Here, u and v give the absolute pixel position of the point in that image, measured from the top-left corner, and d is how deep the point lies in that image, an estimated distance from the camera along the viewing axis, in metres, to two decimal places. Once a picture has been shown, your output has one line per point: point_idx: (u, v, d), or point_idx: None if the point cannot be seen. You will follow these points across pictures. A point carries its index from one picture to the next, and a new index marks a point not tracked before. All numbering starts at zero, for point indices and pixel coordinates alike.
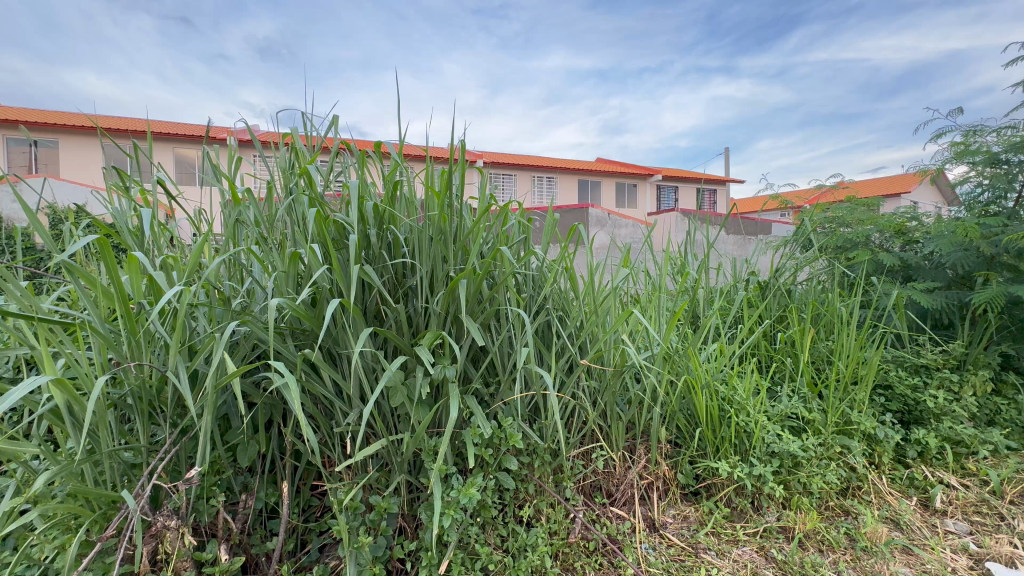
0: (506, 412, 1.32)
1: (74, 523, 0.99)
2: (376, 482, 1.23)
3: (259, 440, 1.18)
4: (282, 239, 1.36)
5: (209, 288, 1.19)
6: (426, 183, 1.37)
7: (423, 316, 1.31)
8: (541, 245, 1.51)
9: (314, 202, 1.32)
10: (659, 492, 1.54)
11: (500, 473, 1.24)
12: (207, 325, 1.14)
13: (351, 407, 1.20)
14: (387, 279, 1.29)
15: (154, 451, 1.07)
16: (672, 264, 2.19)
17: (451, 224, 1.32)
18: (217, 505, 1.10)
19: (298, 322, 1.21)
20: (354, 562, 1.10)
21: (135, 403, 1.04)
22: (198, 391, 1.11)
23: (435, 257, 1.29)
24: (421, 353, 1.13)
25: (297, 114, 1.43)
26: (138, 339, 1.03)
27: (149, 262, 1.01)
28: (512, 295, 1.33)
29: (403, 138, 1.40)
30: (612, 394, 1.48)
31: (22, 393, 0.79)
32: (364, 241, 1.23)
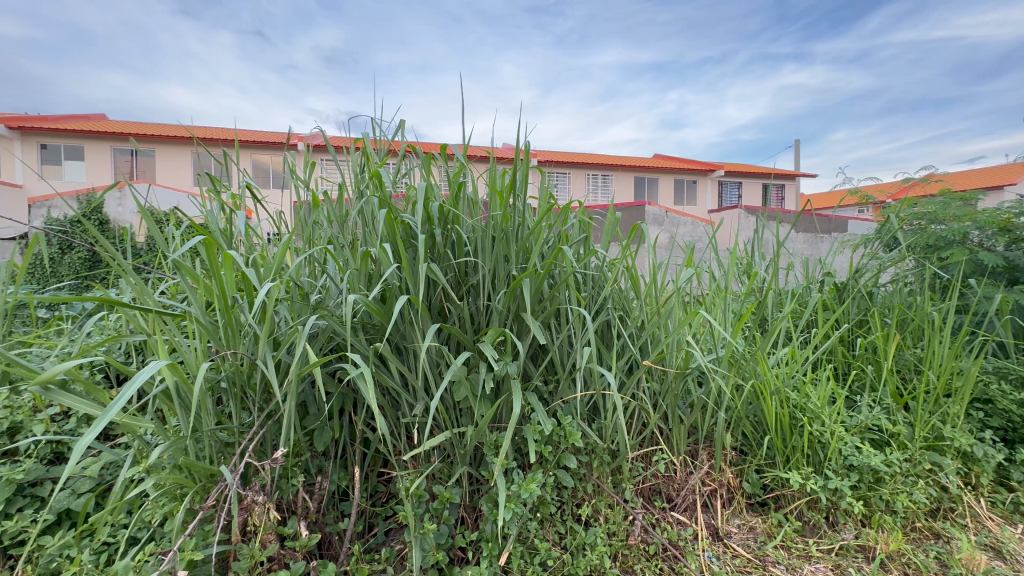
0: (566, 410, 1.33)
1: (180, 493, 1.11)
2: (440, 473, 1.28)
3: (333, 427, 1.26)
4: (354, 239, 1.45)
5: (290, 284, 1.29)
6: (489, 183, 1.40)
7: (485, 313, 1.34)
8: (601, 244, 1.50)
9: (384, 202, 1.39)
10: (723, 500, 1.49)
11: (559, 471, 1.25)
12: (290, 319, 1.24)
13: (416, 399, 1.26)
14: (451, 277, 1.33)
15: (245, 431, 1.17)
16: (739, 263, 2.10)
17: (513, 223, 1.35)
18: (297, 485, 1.19)
19: (369, 317, 1.28)
20: (420, 547, 1.15)
21: (229, 388, 1.15)
22: (282, 378, 1.20)
23: (498, 256, 1.32)
24: (484, 349, 1.16)
25: (369, 120, 1.50)
26: (232, 330, 1.14)
27: (243, 261, 1.12)
28: (573, 294, 1.34)
29: (467, 141, 1.44)
30: (674, 398, 1.45)
31: (147, 372, 0.91)
32: (431, 240, 1.28)
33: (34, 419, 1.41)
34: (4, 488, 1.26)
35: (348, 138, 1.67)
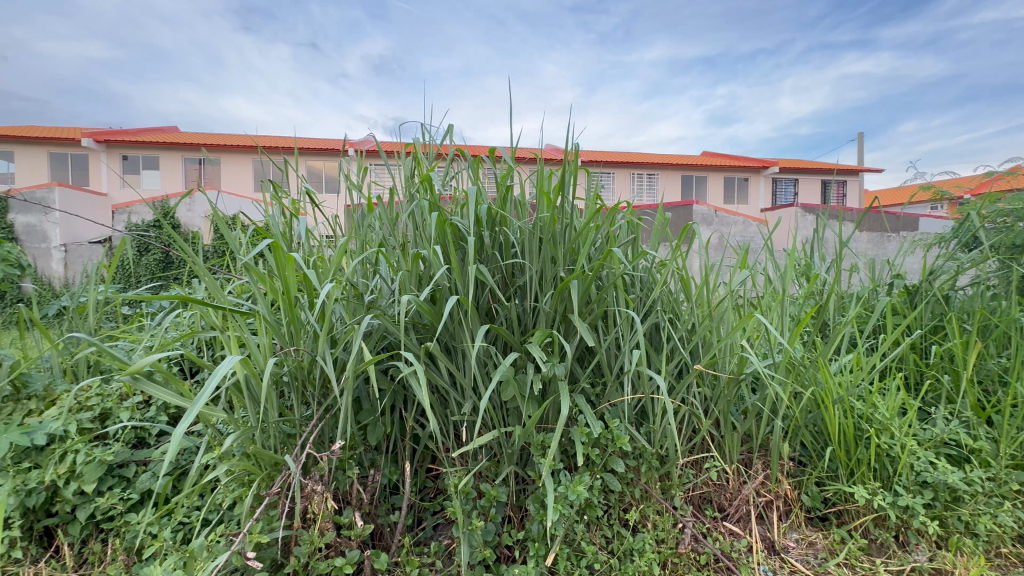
0: (614, 413, 1.32)
1: (247, 479, 1.19)
2: (487, 471, 1.30)
3: (385, 422, 1.30)
4: (405, 241, 1.49)
5: (346, 284, 1.35)
6: (537, 185, 1.41)
7: (532, 314, 1.35)
8: (650, 245, 1.47)
9: (434, 205, 1.43)
10: (779, 512, 1.42)
11: (607, 474, 1.24)
12: (346, 317, 1.30)
13: (464, 398, 1.28)
14: (498, 278, 1.35)
15: (305, 424, 1.24)
16: (797, 265, 2.00)
17: (560, 226, 1.35)
18: (352, 477, 1.24)
19: (420, 317, 1.32)
20: (468, 543, 1.17)
21: (292, 382, 1.22)
22: (339, 374, 1.26)
23: (545, 258, 1.33)
24: (532, 350, 1.17)
25: (420, 125, 1.55)
26: (295, 328, 1.21)
27: (304, 263, 1.19)
28: (621, 295, 1.32)
29: (515, 143, 1.45)
30: (727, 404, 1.40)
31: (225, 367, 0.98)
32: (480, 243, 1.30)
33: (121, 406, 1.55)
34: (96, 469, 1.39)
35: (400, 144, 1.73)
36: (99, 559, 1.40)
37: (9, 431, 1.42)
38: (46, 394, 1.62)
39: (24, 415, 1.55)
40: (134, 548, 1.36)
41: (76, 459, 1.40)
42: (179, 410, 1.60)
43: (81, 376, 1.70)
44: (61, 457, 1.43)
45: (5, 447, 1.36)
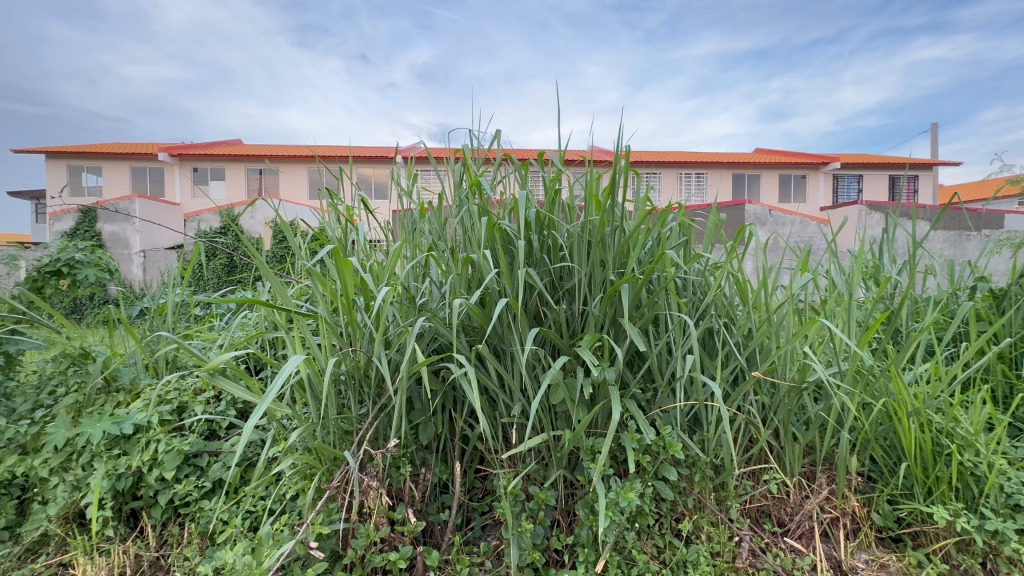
0: (665, 420, 1.29)
1: (309, 472, 1.25)
2: (535, 474, 1.30)
3: (436, 422, 1.34)
4: (455, 245, 1.52)
5: (400, 288, 1.40)
6: (586, 187, 1.40)
7: (581, 318, 1.34)
8: (703, 248, 1.43)
9: (483, 210, 1.46)
10: (846, 530, 1.34)
11: (658, 482, 1.21)
12: (399, 320, 1.34)
13: (513, 400, 1.29)
14: (547, 282, 1.36)
15: (361, 421, 1.29)
16: (864, 267, 1.87)
17: (610, 229, 1.33)
18: (405, 475, 1.28)
19: (469, 320, 1.34)
20: (517, 545, 1.17)
21: (349, 381, 1.28)
22: (393, 375, 1.31)
23: (595, 262, 1.32)
24: (582, 354, 1.17)
25: (469, 131, 1.58)
26: (353, 329, 1.26)
27: (361, 268, 1.24)
28: (674, 299, 1.29)
29: (563, 146, 1.45)
30: (787, 413, 1.33)
31: (292, 365, 1.05)
32: (529, 246, 1.31)
33: (195, 400, 1.67)
34: (175, 457, 1.51)
35: (449, 150, 1.77)
36: (177, 542, 1.52)
37: (102, 420, 1.57)
38: (132, 387, 1.78)
39: (114, 406, 1.71)
40: (207, 533, 1.47)
41: (157, 448, 1.53)
42: (246, 405, 1.71)
43: (162, 371, 1.85)
44: (145, 445, 1.56)
45: (99, 435, 1.50)
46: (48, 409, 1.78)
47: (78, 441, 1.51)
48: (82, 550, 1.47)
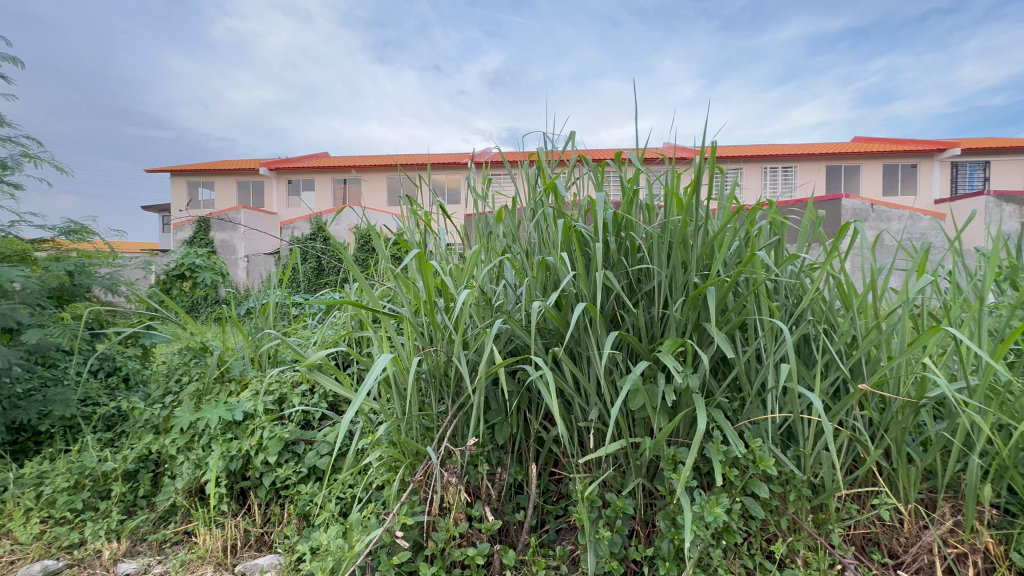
0: (755, 432, 1.21)
1: (394, 465, 1.33)
2: (612, 481, 1.28)
3: (512, 424, 1.35)
4: (530, 248, 1.54)
5: (478, 291, 1.43)
6: (666, 187, 1.34)
7: (661, 323, 1.29)
8: (797, 247, 1.32)
9: (559, 212, 1.45)
10: (976, 570, 1.17)
11: (747, 498, 1.14)
12: (478, 321, 1.38)
13: (589, 404, 1.28)
14: (625, 284, 1.32)
15: (441, 418, 1.34)
16: (996, 267, 1.63)
17: (693, 229, 1.27)
18: (483, 473, 1.31)
19: (545, 322, 1.35)
20: (594, 552, 1.15)
21: (431, 379, 1.33)
22: (471, 375, 1.34)
23: (676, 264, 1.26)
24: (663, 359, 1.12)
25: (544, 134, 1.58)
26: (435, 330, 1.32)
27: (443, 272, 1.28)
28: (764, 303, 1.20)
29: (641, 144, 1.40)
30: (901, 431, 1.19)
31: (382, 363, 1.11)
32: (606, 249, 1.28)
33: (293, 392, 1.83)
34: (277, 443, 1.66)
35: (523, 153, 1.78)
36: (279, 520, 1.67)
37: (218, 407, 1.78)
38: (241, 378, 1.99)
39: (227, 395, 1.92)
40: (304, 514, 1.61)
41: (262, 434, 1.69)
42: (336, 397, 1.84)
43: (265, 365, 2.05)
44: (253, 432, 1.73)
45: (216, 421, 1.70)
46: (175, 395, 2.04)
47: (200, 424, 1.72)
48: (201, 521, 1.67)
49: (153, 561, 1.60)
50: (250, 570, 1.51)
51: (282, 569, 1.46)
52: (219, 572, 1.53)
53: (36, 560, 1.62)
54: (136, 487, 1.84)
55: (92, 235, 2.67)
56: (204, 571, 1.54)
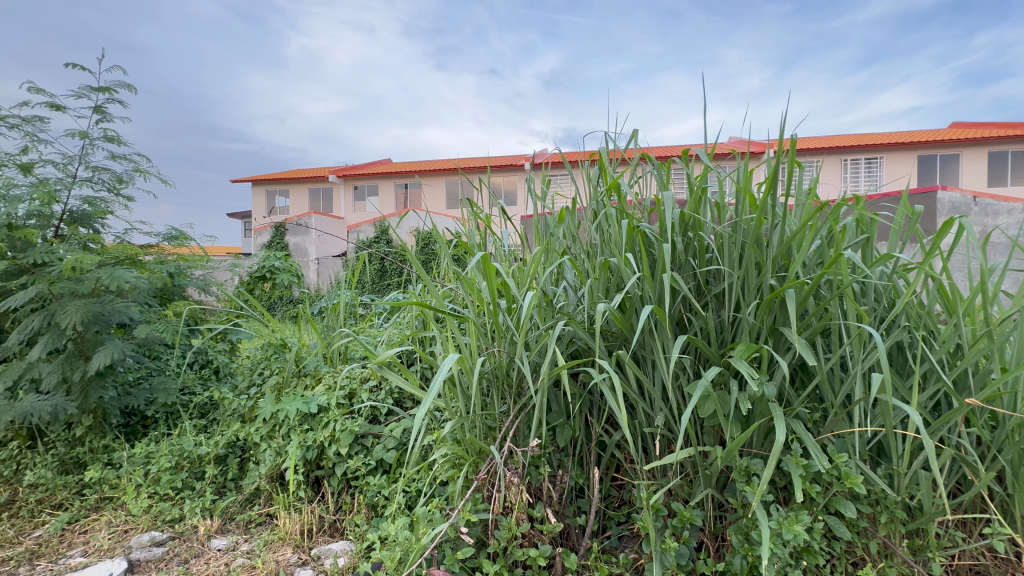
0: (840, 446, 1.12)
1: (458, 462, 1.36)
2: (679, 490, 1.23)
3: (574, 427, 1.34)
4: (592, 249, 1.51)
5: (540, 292, 1.43)
6: (739, 184, 1.28)
7: (732, 327, 1.23)
8: (888, 246, 1.21)
9: (623, 212, 1.42)
10: None
11: (831, 517, 1.05)
12: (540, 323, 1.38)
13: (654, 409, 1.24)
14: (693, 286, 1.28)
15: (503, 418, 1.36)
16: None
17: (769, 228, 1.20)
18: (544, 475, 1.31)
19: (608, 324, 1.33)
20: (659, 563, 1.12)
21: (495, 380, 1.35)
22: (533, 376, 1.34)
23: (749, 265, 1.19)
24: (737, 365, 1.06)
25: (606, 133, 1.55)
26: (498, 331, 1.33)
27: (506, 273, 1.29)
28: (850, 306, 1.11)
29: (712, 140, 1.33)
30: (1018, 453, 1.05)
31: (448, 363, 1.13)
32: (673, 250, 1.24)
33: (362, 387, 1.92)
34: (348, 436, 1.76)
35: (583, 153, 1.76)
36: (350, 509, 1.77)
37: (296, 400, 1.91)
38: (315, 373, 2.11)
39: (303, 388, 2.05)
40: (372, 505, 1.69)
41: (335, 426, 1.78)
42: (401, 394, 1.91)
43: (336, 361, 2.17)
44: (327, 424, 1.84)
45: (294, 412, 1.83)
46: (259, 387, 2.21)
47: (281, 415, 1.86)
48: (282, 505, 1.79)
49: (241, 539, 1.75)
50: (325, 554, 1.60)
51: (354, 555, 1.54)
52: (297, 554, 1.64)
53: (145, 531, 1.82)
54: (225, 470, 2.02)
55: (189, 241, 2.91)
56: (284, 551, 1.66)
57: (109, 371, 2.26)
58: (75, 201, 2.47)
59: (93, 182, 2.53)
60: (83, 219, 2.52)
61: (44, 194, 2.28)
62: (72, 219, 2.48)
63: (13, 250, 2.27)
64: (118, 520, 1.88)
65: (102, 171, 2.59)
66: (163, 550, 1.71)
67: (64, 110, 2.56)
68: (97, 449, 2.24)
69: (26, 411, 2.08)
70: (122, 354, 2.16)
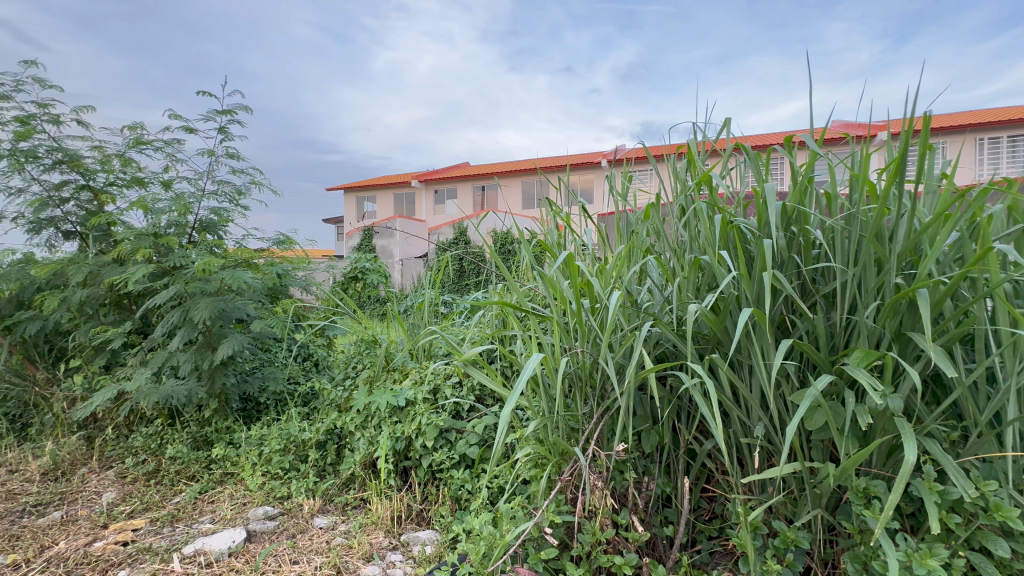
0: (987, 473, 0.96)
1: (540, 462, 1.36)
2: (781, 508, 1.13)
3: (661, 433, 1.28)
4: (679, 247, 1.44)
5: (625, 291, 1.39)
6: (854, 171, 1.14)
7: (846, 331, 1.10)
8: None
9: (716, 206, 1.33)
10: None
11: (975, 554, 0.91)
12: (626, 323, 1.33)
13: (752, 418, 1.15)
14: (797, 286, 1.17)
15: (586, 420, 1.33)
16: None
17: (892, 221, 1.06)
18: (629, 480, 1.26)
19: (700, 326, 1.25)
20: None
21: (578, 381, 1.33)
22: (618, 378, 1.30)
23: (867, 262, 1.06)
24: (855, 374, 0.95)
25: (696, 124, 1.46)
26: (582, 331, 1.30)
27: (590, 272, 1.26)
28: (1000, 310, 0.95)
29: (821, 124, 1.20)
30: None
31: (533, 363, 1.12)
32: (774, 246, 1.13)
33: (446, 384, 1.99)
34: (434, 429, 1.82)
35: (668, 146, 1.67)
36: (436, 498, 1.86)
37: (386, 393, 2.01)
38: (403, 368, 2.22)
39: (392, 382, 2.17)
40: (457, 497, 1.75)
41: (422, 420, 1.86)
42: (482, 391, 1.96)
43: (422, 358, 2.27)
44: (414, 417, 1.92)
45: (385, 405, 1.94)
46: (353, 379, 2.38)
47: (373, 407, 1.98)
48: (375, 491, 1.91)
49: (339, 520, 1.89)
50: (413, 541, 1.69)
51: (440, 545, 1.60)
52: (388, 538, 1.74)
53: (260, 505, 2.04)
54: (325, 455, 2.20)
55: (293, 245, 3.20)
56: (377, 535, 1.76)
57: (231, 361, 2.56)
58: (204, 212, 2.82)
59: (218, 195, 2.88)
60: (210, 226, 2.87)
61: (181, 206, 2.61)
62: (201, 227, 2.84)
63: (158, 254, 2.64)
64: (238, 494, 2.12)
65: (225, 184, 2.94)
66: (275, 524, 1.90)
67: (195, 132, 2.93)
68: (221, 429, 2.56)
69: (168, 394, 2.41)
70: (240, 347, 2.42)
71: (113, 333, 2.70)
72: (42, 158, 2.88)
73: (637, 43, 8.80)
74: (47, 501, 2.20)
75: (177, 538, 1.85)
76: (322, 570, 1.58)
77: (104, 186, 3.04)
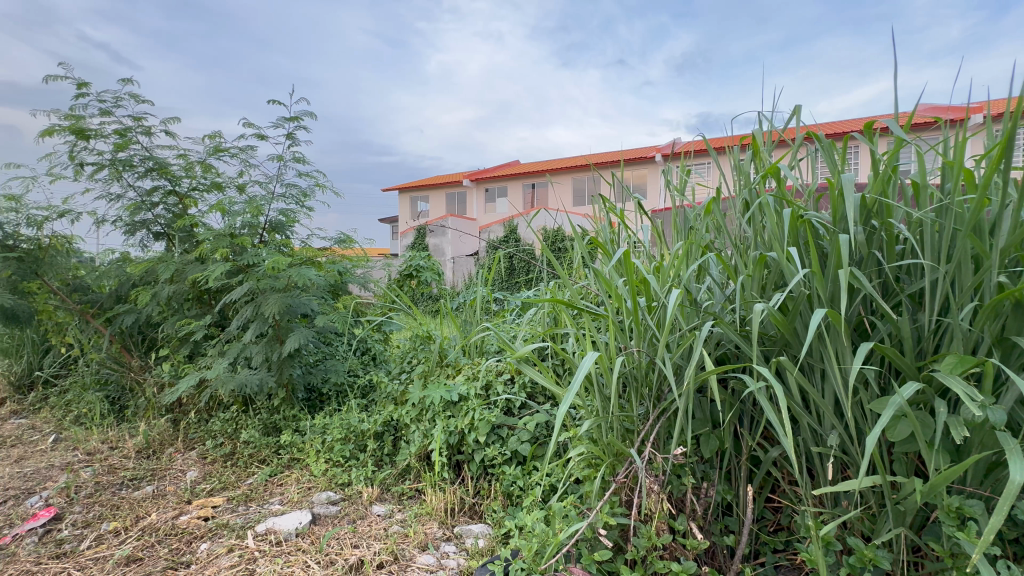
0: None
1: (594, 462, 1.34)
2: (857, 524, 1.06)
3: (722, 438, 1.23)
4: (743, 243, 1.36)
5: (684, 290, 1.33)
6: (947, 158, 1.03)
7: (935, 334, 1.01)
8: None
9: (784, 199, 1.25)
10: None
11: None
12: (684, 322, 1.28)
13: (824, 426, 1.07)
14: (877, 284, 1.07)
15: (642, 421, 1.30)
16: None
17: (993, 212, 0.95)
18: (687, 485, 1.22)
19: (766, 327, 1.18)
20: None
21: (633, 381, 1.30)
22: (676, 380, 1.26)
23: (962, 258, 0.96)
24: (949, 382, 0.85)
25: (763, 113, 1.38)
26: (638, 330, 1.27)
27: (647, 270, 1.22)
28: None
29: (907, 107, 1.09)
30: None
31: (588, 362, 1.09)
32: (852, 241, 1.04)
33: (498, 380, 2.01)
34: (486, 425, 1.85)
35: (729, 137, 1.59)
36: (488, 492, 1.89)
37: (440, 388, 2.06)
38: (456, 364, 2.27)
39: (446, 377, 2.23)
40: (509, 492, 1.77)
41: (474, 415, 1.89)
42: (533, 389, 1.97)
43: (474, 354, 2.30)
44: (467, 412, 1.96)
45: (439, 400, 1.98)
46: (408, 374, 2.46)
47: (427, 401, 2.02)
48: (430, 483, 1.97)
49: (396, 508, 1.97)
50: (466, 534, 1.73)
51: (492, 539, 1.63)
52: (442, 529, 1.79)
53: (324, 490, 2.16)
54: (383, 445, 2.29)
55: (353, 244, 3.36)
56: (432, 525, 1.81)
57: (297, 353, 2.72)
58: (274, 213, 3.02)
59: (285, 197, 3.06)
60: (279, 227, 3.06)
61: (254, 208, 2.81)
62: (271, 228, 3.04)
63: (234, 253, 2.85)
64: (303, 479, 2.26)
65: (292, 187, 3.13)
66: (337, 508, 2.00)
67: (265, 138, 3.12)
68: (288, 417, 2.73)
69: (242, 382, 2.60)
70: (305, 340, 2.57)
71: (195, 326, 2.95)
72: (137, 166, 3.19)
73: (695, 30, 8.41)
74: (141, 476, 2.44)
75: (250, 516, 1.99)
76: (379, 556, 1.64)
77: (187, 191, 3.31)
